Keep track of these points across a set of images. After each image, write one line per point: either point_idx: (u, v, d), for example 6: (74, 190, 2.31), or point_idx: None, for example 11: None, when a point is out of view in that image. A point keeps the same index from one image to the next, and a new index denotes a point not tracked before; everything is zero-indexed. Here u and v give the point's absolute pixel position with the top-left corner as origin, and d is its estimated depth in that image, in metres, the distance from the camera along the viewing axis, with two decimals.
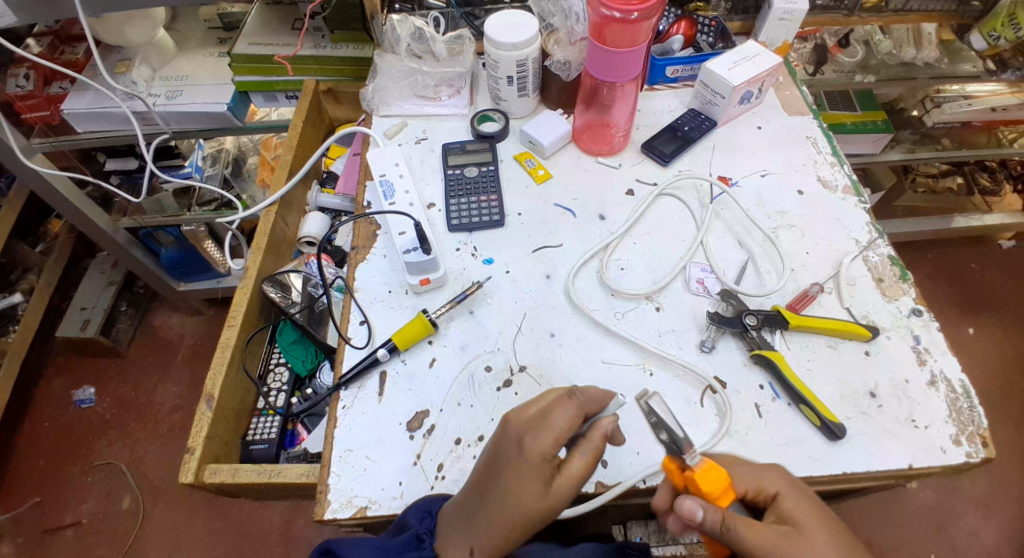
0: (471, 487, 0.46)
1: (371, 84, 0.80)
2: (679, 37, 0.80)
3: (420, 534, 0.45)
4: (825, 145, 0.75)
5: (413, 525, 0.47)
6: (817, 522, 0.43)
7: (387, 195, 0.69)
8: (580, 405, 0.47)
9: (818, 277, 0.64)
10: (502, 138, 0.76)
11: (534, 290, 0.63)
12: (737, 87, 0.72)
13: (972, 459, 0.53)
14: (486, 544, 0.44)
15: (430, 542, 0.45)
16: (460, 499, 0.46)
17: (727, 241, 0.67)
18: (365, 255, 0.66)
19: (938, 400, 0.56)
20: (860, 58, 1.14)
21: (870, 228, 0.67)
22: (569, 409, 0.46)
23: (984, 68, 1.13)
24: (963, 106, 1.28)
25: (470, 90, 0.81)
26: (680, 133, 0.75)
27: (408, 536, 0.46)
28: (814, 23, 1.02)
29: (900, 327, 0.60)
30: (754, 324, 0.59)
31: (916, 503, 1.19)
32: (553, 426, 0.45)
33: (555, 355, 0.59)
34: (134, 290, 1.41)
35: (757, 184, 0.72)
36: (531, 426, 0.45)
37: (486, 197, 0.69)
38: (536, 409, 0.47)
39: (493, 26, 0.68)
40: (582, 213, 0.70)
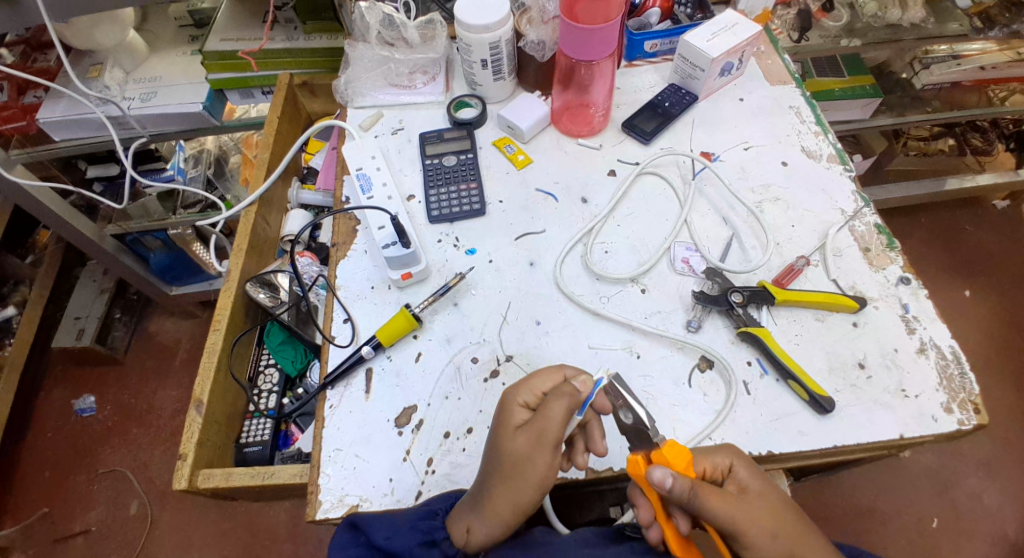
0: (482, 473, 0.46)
1: (343, 75, 0.77)
2: (657, 9, 0.77)
3: (434, 510, 0.48)
4: (809, 114, 0.74)
5: (431, 504, 0.49)
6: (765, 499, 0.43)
7: (364, 189, 0.67)
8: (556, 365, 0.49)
9: (804, 249, 0.63)
10: (479, 124, 0.74)
11: (518, 278, 0.62)
12: (716, 59, 0.70)
13: (964, 427, 0.53)
14: (486, 514, 0.44)
15: (442, 517, 0.47)
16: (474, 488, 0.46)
17: (711, 218, 0.67)
18: (346, 250, 0.65)
19: (927, 368, 0.56)
20: (846, 21, 1.12)
21: (855, 198, 0.66)
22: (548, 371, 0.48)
23: (970, 27, 1.11)
24: (953, 66, 1.25)
25: (445, 76, 0.78)
26: (661, 110, 0.74)
27: (424, 510, 0.48)
28: None
29: (887, 296, 0.60)
30: (739, 301, 0.58)
31: (917, 466, 1.20)
32: (530, 381, 0.48)
33: (541, 344, 0.58)
34: (128, 296, 1.41)
35: (740, 158, 0.71)
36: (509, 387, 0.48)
37: (466, 186, 0.68)
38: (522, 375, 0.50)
39: (462, 8, 0.65)
40: (564, 198, 0.69)
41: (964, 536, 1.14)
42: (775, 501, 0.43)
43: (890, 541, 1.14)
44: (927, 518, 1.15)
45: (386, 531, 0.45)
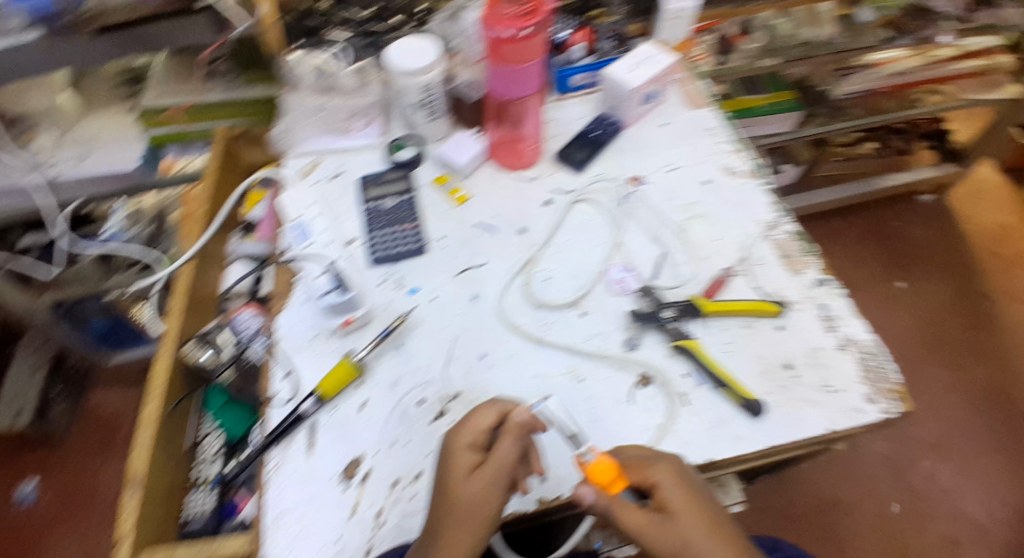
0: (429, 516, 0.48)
1: (279, 125, 0.79)
2: (579, 46, 0.81)
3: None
4: (727, 134, 0.79)
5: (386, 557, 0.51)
6: (693, 512, 0.45)
7: (302, 239, 0.70)
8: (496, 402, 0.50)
9: (728, 260, 0.68)
10: (418, 164, 0.77)
11: (460, 312, 0.64)
12: (637, 88, 0.75)
13: (888, 415, 0.57)
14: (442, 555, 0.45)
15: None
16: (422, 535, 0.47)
17: (643, 239, 0.70)
18: (284, 303, 0.66)
19: (848, 362, 0.60)
20: (764, 43, 1.20)
21: (774, 209, 0.71)
22: (487, 410, 0.49)
23: (882, 38, 1.21)
24: (872, 75, 1.37)
25: (382, 120, 0.80)
26: (590, 139, 0.78)
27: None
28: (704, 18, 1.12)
29: (807, 299, 0.64)
30: (671, 316, 0.63)
31: (873, 454, 1.29)
32: (470, 424, 0.49)
33: (487, 376, 0.60)
34: (66, 369, 1.33)
35: (666, 180, 0.75)
36: (450, 435, 0.49)
37: (406, 226, 0.70)
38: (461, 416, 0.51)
39: (390, 54, 0.69)
40: (503, 230, 0.71)
41: (924, 514, 1.23)
42: (707, 513, 0.46)
43: (855, 529, 1.22)
44: (889, 503, 1.24)
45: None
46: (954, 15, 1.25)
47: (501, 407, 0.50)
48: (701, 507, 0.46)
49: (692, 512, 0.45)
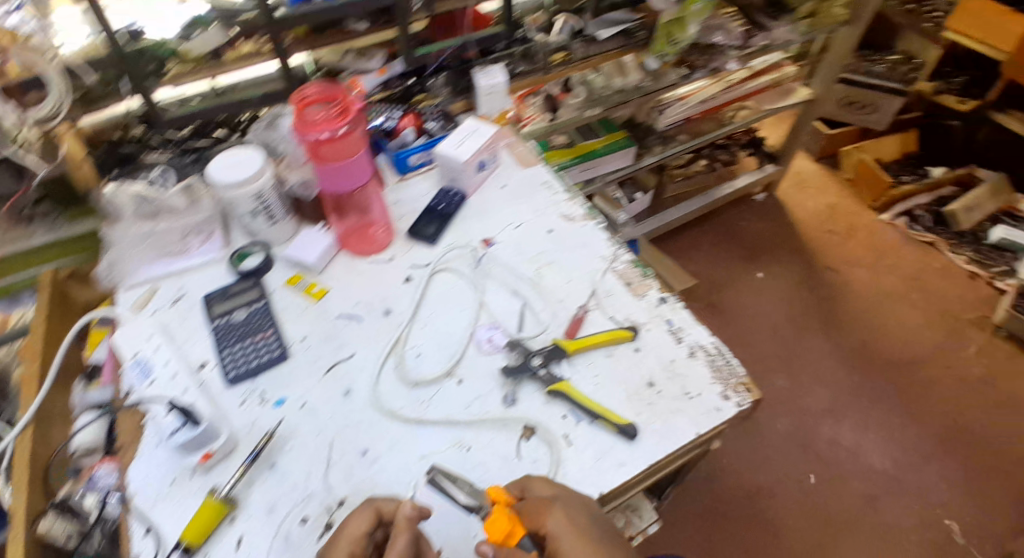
0: None
1: (104, 261, 0.75)
2: (410, 129, 0.88)
3: None
4: (559, 184, 0.86)
5: None
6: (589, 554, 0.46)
7: (143, 376, 0.65)
8: (369, 503, 0.50)
9: (581, 299, 0.73)
10: (267, 269, 0.75)
11: (333, 412, 0.62)
12: (467, 160, 0.80)
13: (742, 407, 0.63)
14: None
15: None
16: None
17: (503, 294, 0.74)
18: (133, 452, 0.60)
19: (701, 367, 0.66)
20: (585, 97, 1.31)
21: (611, 243, 0.79)
22: (363, 513, 0.49)
23: (681, 75, 1.35)
24: (681, 106, 1.52)
25: (222, 231, 0.78)
26: (437, 212, 0.82)
27: None
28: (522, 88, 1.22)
29: (654, 318, 0.70)
30: (540, 363, 0.65)
31: (777, 433, 1.42)
32: (348, 534, 0.48)
33: (372, 471, 0.58)
34: None
35: (514, 236, 0.80)
36: (328, 547, 0.48)
37: (261, 335, 0.67)
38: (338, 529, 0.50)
39: (212, 171, 0.68)
40: (366, 316, 0.71)
41: (838, 478, 1.35)
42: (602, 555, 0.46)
43: (781, 510, 1.30)
44: (805, 477, 1.35)
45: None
46: (734, 45, 1.38)
47: (375, 508, 0.50)
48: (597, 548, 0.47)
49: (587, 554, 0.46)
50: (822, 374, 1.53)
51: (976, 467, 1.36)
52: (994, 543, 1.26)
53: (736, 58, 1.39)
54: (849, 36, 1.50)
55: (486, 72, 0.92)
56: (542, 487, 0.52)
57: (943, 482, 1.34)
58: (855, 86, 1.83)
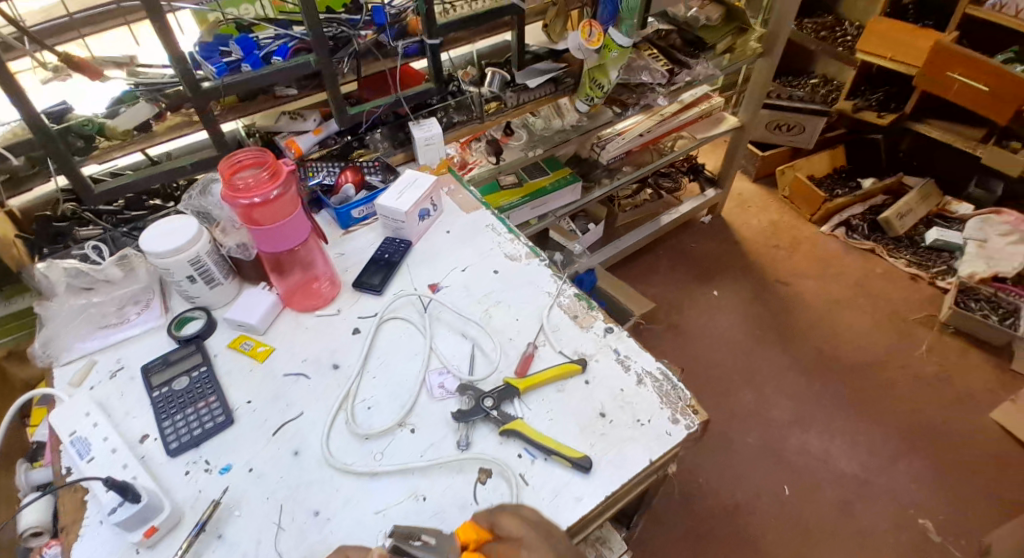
0: None
1: (39, 338, 0.72)
2: (350, 184, 0.88)
3: None
4: (502, 226, 0.89)
5: None
6: None
7: (81, 456, 0.60)
8: (346, 555, 0.50)
9: (530, 336, 0.74)
10: (208, 333, 0.74)
11: (283, 475, 0.61)
12: (408, 210, 0.82)
13: (692, 428, 0.65)
14: None
15: None
16: None
17: (453, 338, 0.75)
18: (77, 531, 0.57)
19: (649, 393, 0.68)
20: (526, 138, 1.40)
21: (555, 279, 0.81)
22: None
23: (614, 113, 1.43)
24: (621, 141, 1.62)
25: (161, 298, 0.77)
26: (383, 262, 0.83)
27: None
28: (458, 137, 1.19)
29: (602, 348, 0.72)
30: (492, 404, 0.65)
31: (747, 448, 1.44)
32: None
33: (325, 532, 0.57)
34: None
35: (461, 279, 0.82)
36: None
37: (203, 403, 0.65)
38: None
39: (145, 239, 0.67)
40: (315, 371, 0.71)
41: (811, 488, 1.37)
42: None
43: (758, 527, 1.31)
44: (780, 489, 1.37)
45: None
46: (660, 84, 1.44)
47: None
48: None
49: None
50: (785, 384, 1.58)
51: (940, 465, 1.41)
52: (968, 539, 1.29)
53: (664, 95, 1.45)
54: (765, 67, 1.65)
55: (421, 126, 0.95)
56: (511, 523, 0.52)
57: (914, 483, 1.38)
58: (780, 110, 1.97)
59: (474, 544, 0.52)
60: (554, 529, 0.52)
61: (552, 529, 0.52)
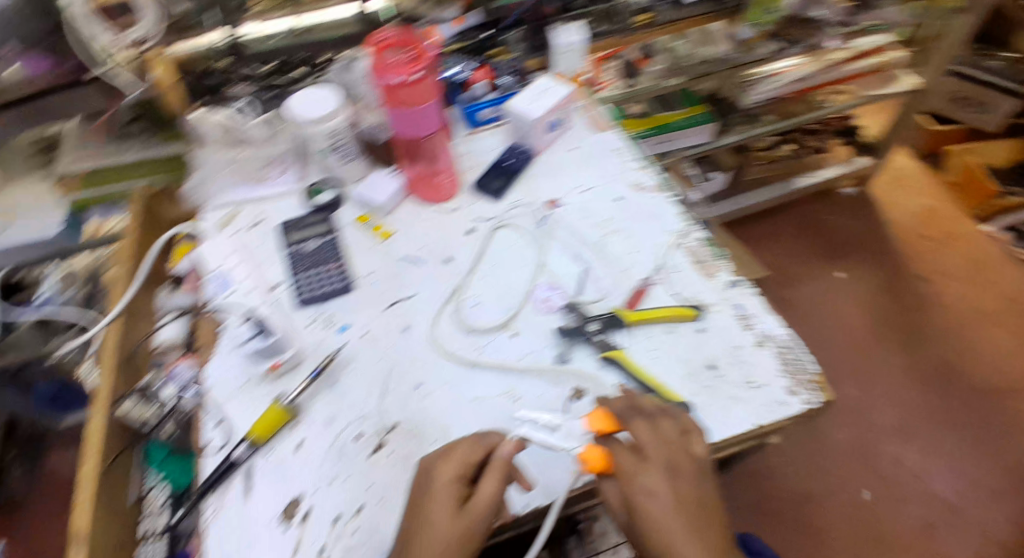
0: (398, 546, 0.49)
1: (192, 180, 0.79)
2: (481, 83, 0.86)
3: None
4: (635, 151, 0.81)
5: None
6: (689, 536, 0.46)
7: (223, 289, 0.69)
8: (481, 437, 0.52)
9: (647, 271, 0.69)
10: (338, 206, 0.77)
11: (391, 346, 0.65)
12: (538, 118, 0.77)
13: (810, 405, 0.59)
14: None
15: None
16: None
17: (565, 257, 0.72)
18: (212, 353, 0.66)
19: (768, 358, 0.62)
20: (667, 63, 1.20)
21: (685, 217, 0.74)
22: (470, 443, 0.52)
23: (773, 50, 1.23)
24: (773, 85, 1.37)
25: (298, 165, 0.80)
26: (504, 168, 0.79)
27: None
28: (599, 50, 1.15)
29: (724, 300, 0.66)
30: (596, 329, 0.64)
31: (836, 443, 1.33)
32: (455, 456, 0.51)
33: (424, 406, 0.60)
34: (19, 436, 1.29)
35: (582, 199, 0.77)
36: (434, 464, 0.51)
37: (331, 266, 0.71)
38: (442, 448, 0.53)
39: (294, 103, 0.70)
40: (428, 260, 0.72)
41: (901, 502, 1.26)
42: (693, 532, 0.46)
43: (828, 521, 1.24)
44: (861, 492, 1.27)
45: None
46: (837, 21, 1.31)
47: (486, 443, 0.52)
48: (687, 521, 0.46)
49: (689, 534, 0.46)
50: (893, 388, 1.42)
51: None
52: None
53: (837, 36, 1.32)
54: (962, 26, 1.32)
55: (567, 31, 0.87)
56: (646, 434, 0.50)
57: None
58: (969, 81, 1.65)
59: (606, 433, 0.52)
60: (683, 462, 0.49)
61: (683, 456, 0.49)
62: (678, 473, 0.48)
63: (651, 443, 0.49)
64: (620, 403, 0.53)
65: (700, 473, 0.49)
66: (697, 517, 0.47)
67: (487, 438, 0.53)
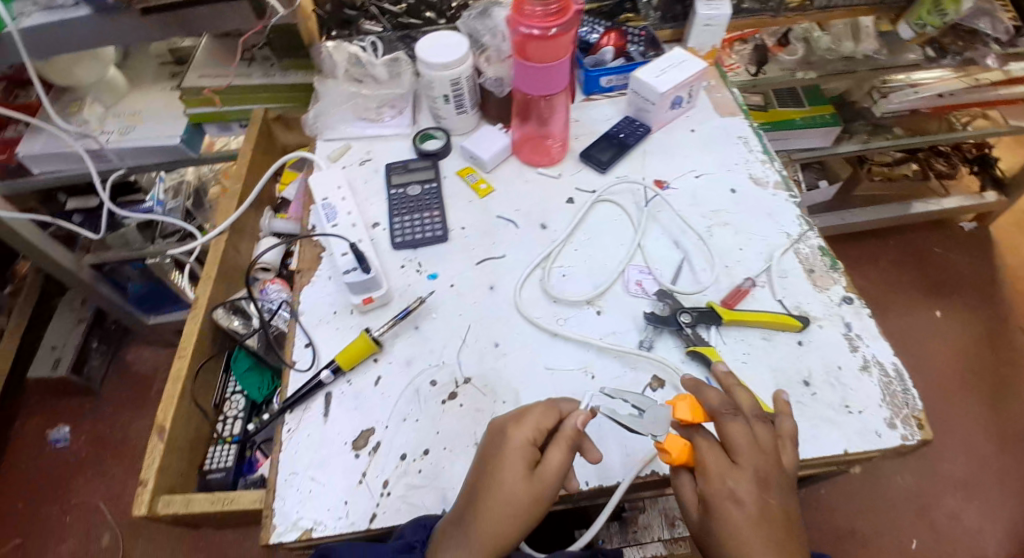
0: (464, 498, 0.49)
1: (313, 110, 0.82)
2: (610, 48, 0.82)
3: (411, 542, 0.49)
4: (757, 144, 0.77)
5: (407, 536, 0.50)
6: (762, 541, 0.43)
7: (329, 218, 0.71)
8: (553, 403, 0.52)
9: (751, 271, 0.66)
10: (445, 155, 0.78)
11: (476, 301, 0.65)
12: (665, 93, 0.73)
13: (908, 441, 0.55)
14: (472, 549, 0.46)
15: (421, 550, 0.48)
16: (457, 509, 0.49)
17: (664, 242, 0.69)
18: (309, 278, 0.69)
19: (871, 385, 0.58)
20: (801, 55, 1.12)
21: (800, 222, 0.70)
22: (544, 409, 0.51)
23: (924, 56, 1.11)
24: (910, 95, 1.27)
25: (412, 109, 0.82)
26: (616, 140, 0.77)
27: (400, 543, 0.49)
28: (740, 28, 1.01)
29: (831, 315, 0.62)
30: (688, 321, 0.61)
31: (894, 487, 1.21)
32: (529, 420, 0.50)
33: (499, 364, 0.61)
34: (106, 325, 1.40)
35: (692, 185, 0.74)
36: (508, 425, 0.50)
37: (430, 213, 0.72)
38: (517, 410, 0.52)
39: (423, 47, 0.70)
40: (524, 223, 0.72)
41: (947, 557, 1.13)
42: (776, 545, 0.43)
43: None
44: (907, 541, 1.15)
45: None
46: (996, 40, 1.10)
47: (558, 410, 0.51)
48: (771, 532, 0.43)
49: (764, 538, 0.43)
50: (970, 444, 1.25)
51: None
52: None
53: (994, 57, 1.11)
54: None
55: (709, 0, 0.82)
56: (737, 435, 0.47)
57: None
58: None
59: (690, 423, 0.48)
60: (773, 475, 0.46)
61: (774, 468, 0.46)
62: (770, 487, 0.45)
63: (744, 446, 0.46)
64: (716, 398, 0.50)
65: (788, 487, 0.47)
66: (778, 526, 0.44)
67: (561, 406, 0.52)
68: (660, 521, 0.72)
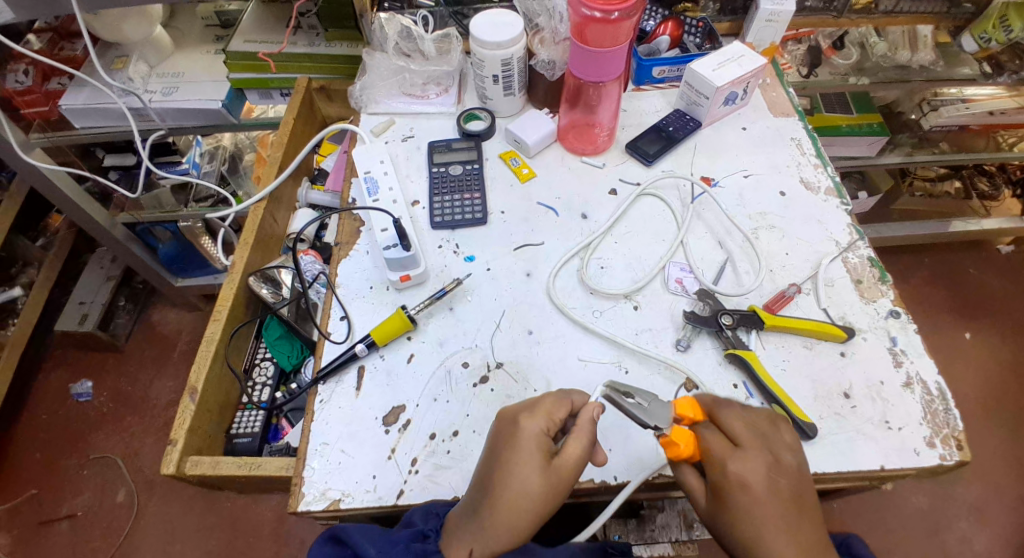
0: (474, 486, 0.48)
1: (359, 83, 0.82)
2: (665, 38, 0.80)
3: (426, 531, 0.47)
4: (810, 147, 0.75)
5: (419, 524, 0.49)
6: (777, 531, 0.42)
7: (371, 192, 0.71)
8: (565, 396, 0.50)
9: (796, 277, 0.64)
10: (487, 137, 0.77)
11: (513, 287, 0.65)
12: (720, 88, 0.71)
13: (946, 462, 0.53)
14: (486, 542, 0.45)
15: (434, 540, 0.47)
16: (466, 501, 0.48)
17: (707, 241, 0.68)
18: (348, 250, 0.69)
19: (912, 402, 0.56)
20: (855, 60, 1.08)
21: (849, 230, 0.68)
22: (555, 399, 0.50)
23: (980, 72, 1.06)
24: (962, 109, 1.22)
25: (458, 89, 0.82)
26: (664, 133, 0.76)
27: (413, 531, 0.47)
28: (801, 26, 0.97)
29: (876, 328, 0.61)
30: (729, 324, 0.59)
31: (908, 509, 1.19)
32: (541, 410, 0.49)
33: (533, 352, 0.60)
34: (133, 285, 1.47)
35: (738, 185, 0.72)
36: (519, 413, 0.49)
37: (470, 195, 0.71)
38: (526, 399, 0.51)
39: (478, 24, 0.68)
40: (564, 212, 0.70)
41: None
42: (789, 529, 0.42)
43: None
44: None
45: (377, 547, 0.45)
46: None
47: (570, 402, 0.50)
48: (788, 519, 0.43)
49: (780, 532, 0.42)
50: (992, 473, 1.22)
51: None
52: None
53: None
54: None
55: None
56: (736, 421, 0.47)
57: None
58: None
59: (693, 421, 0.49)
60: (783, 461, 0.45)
61: (779, 451, 0.46)
62: (780, 470, 0.45)
63: (745, 433, 0.46)
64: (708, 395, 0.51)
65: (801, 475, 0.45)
66: (788, 511, 0.43)
67: (571, 396, 0.51)
68: (678, 521, 0.68)
